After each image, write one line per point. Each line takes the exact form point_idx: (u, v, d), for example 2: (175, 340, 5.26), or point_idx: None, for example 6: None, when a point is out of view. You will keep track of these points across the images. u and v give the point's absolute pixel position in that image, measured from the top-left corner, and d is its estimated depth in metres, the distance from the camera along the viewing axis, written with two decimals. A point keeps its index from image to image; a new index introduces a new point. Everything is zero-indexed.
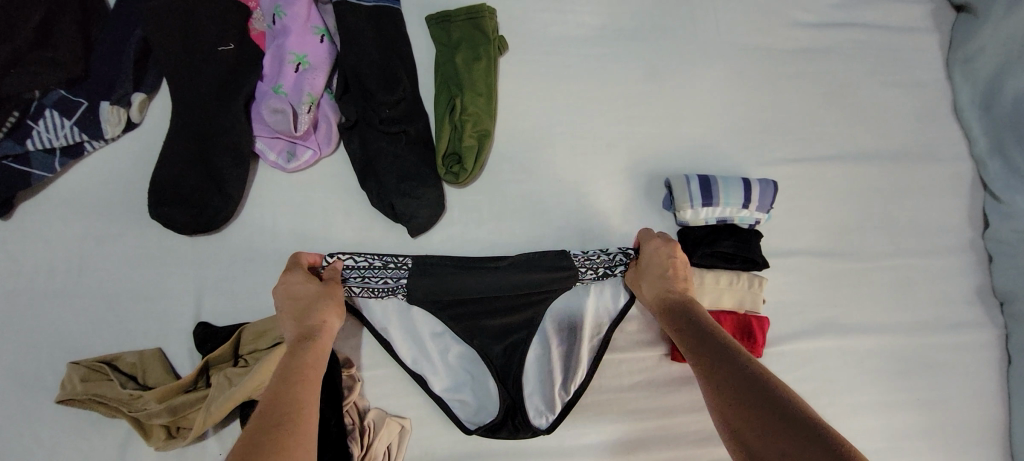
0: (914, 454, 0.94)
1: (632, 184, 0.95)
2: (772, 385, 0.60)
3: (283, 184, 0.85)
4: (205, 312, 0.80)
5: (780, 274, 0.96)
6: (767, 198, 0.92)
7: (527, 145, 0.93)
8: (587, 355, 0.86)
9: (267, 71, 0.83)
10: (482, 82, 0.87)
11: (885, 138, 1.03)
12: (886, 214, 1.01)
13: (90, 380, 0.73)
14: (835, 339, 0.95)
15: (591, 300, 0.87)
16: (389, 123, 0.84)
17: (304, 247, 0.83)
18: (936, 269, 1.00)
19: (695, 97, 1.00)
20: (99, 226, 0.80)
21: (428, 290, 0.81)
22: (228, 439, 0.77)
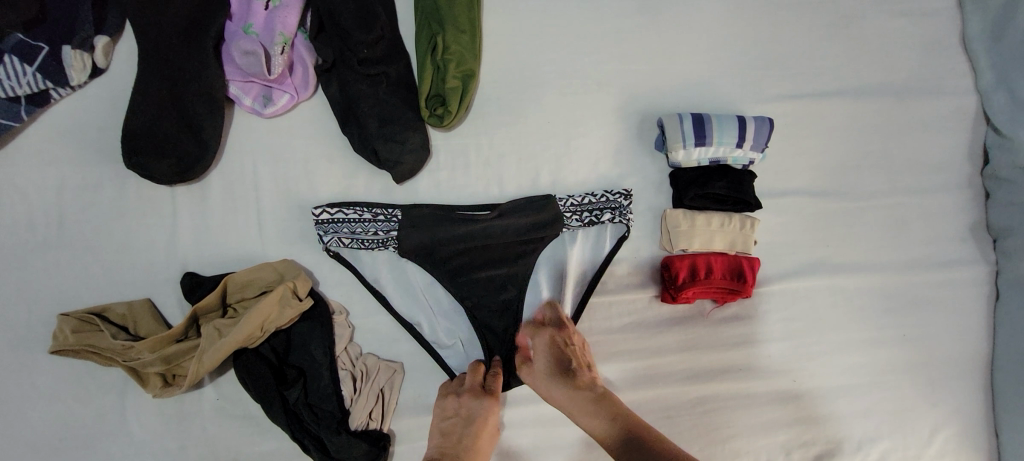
0: (896, 388, 0.96)
1: (623, 125, 0.92)
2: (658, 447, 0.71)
3: (261, 131, 0.82)
4: (191, 262, 0.79)
5: (773, 215, 0.95)
6: (762, 136, 0.89)
7: (514, 85, 0.90)
8: (573, 304, 0.87)
9: (235, 10, 0.79)
10: (465, 17, 0.83)
11: (888, 72, 0.99)
12: (883, 152, 0.98)
13: (82, 331, 0.73)
14: (825, 279, 0.95)
15: (578, 249, 0.87)
16: (368, 65, 0.80)
17: (287, 196, 0.82)
18: (931, 207, 0.99)
19: (690, 32, 0.95)
20: (74, 177, 0.77)
21: (421, 240, 0.81)
22: (223, 386, 0.79)
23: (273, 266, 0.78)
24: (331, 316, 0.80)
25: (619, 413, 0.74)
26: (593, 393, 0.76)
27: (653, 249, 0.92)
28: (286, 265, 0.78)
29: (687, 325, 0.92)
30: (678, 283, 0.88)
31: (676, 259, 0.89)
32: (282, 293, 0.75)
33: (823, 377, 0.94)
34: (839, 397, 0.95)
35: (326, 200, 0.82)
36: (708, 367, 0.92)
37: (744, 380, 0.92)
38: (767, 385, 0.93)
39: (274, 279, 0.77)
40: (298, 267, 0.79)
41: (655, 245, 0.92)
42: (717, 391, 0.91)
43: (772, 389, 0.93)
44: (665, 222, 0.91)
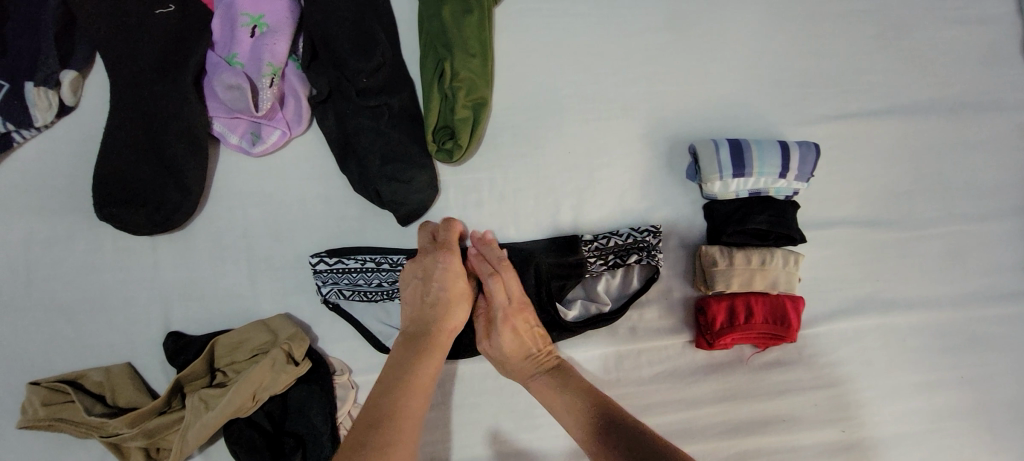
0: (955, 436, 0.87)
1: (651, 152, 0.83)
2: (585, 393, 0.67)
3: (251, 170, 0.73)
4: (176, 320, 0.71)
5: (818, 248, 0.86)
6: (808, 165, 0.80)
7: (530, 111, 0.81)
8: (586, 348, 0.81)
9: (218, 39, 0.71)
10: (475, 39, 0.74)
11: (943, 86, 0.90)
12: (938, 175, 0.89)
13: (53, 402, 0.65)
14: (877, 318, 0.86)
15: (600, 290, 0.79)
16: (367, 95, 0.71)
17: (281, 243, 0.73)
18: (992, 234, 0.89)
19: (725, 47, 0.86)
20: (44, 229, 0.69)
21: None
22: (214, 456, 0.70)
23: (265, 322, 0.70)
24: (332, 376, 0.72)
25: (589, 390, 0.68)
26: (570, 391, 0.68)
27: (685, 289, 0.84)
28: (280, 321, 0.70)
29: (724, 372, 0.84)
30: (714, 329, 0.79)
31: (712, 301, 0.80)
32: (274, 356, 0.67)
33: (875, 425, 0.85)
34: (893, 448, 0.85)
35: (324, 246, 0.74)
36: (749, 418, 0.83)
37: (788, 432, 0.83)
38: (814, 436, 0.84)
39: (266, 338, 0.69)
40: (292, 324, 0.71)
41: (689, 284, 0.84)
42: (759, 446, 0.82)
43: (819, 441, 0.84)
44: (700, 259, 0.82)
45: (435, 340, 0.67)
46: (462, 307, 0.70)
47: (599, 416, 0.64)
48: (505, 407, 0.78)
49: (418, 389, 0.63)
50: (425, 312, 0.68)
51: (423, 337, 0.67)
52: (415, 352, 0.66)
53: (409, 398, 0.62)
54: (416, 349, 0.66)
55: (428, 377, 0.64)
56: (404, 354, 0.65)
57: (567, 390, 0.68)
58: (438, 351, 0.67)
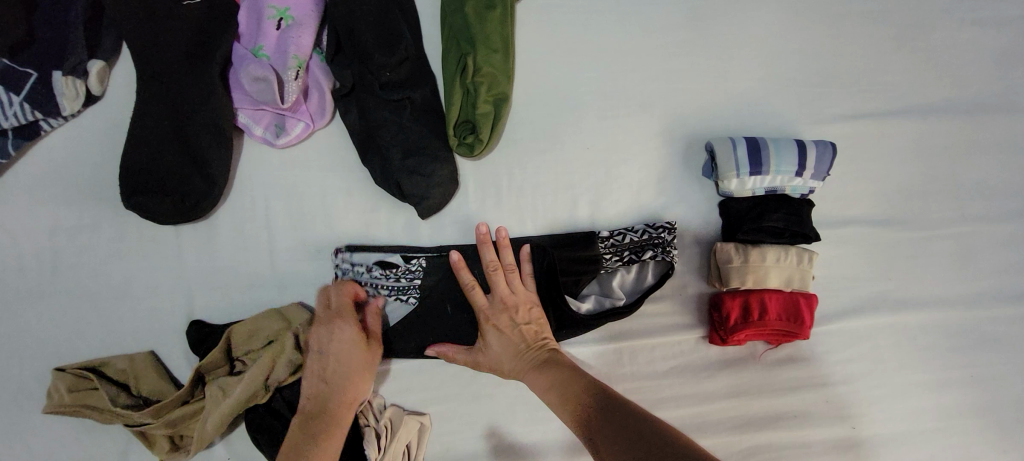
0: (963, 434, 0.88)
1: (668, 150, 0.84)
2: (592, 389, 0.66)
3: (274, 162, 0.74)
4: (199, 309, 0.72)
5: (831, 247, 0.87)
6: (825, 164, 0.80)
7: (550, 107, 0.81)
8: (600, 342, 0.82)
9: (244, 31, 0.71)
10: (497, 35, 0.74)
11: (959, 87, 0.90)
12: (952, 176, 0.90)
13: (79, 389, 0.66)
14: (889, 316, 0.87)
15: (616, 287, 0.79)
16: (390, 89, 0.72)
17: (303, 234, 0.74)
18: (1004, 235, 0.90)
19: (743, 45, 0.86)
20: (70, 217, 0.70)
21: (455, 292, 0.74)
22: (235, 444, 0.71)
23: (280, 312, 0.71)
24: None
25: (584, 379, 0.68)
26: (567, 380, 0.68)
27: (700, 285, 0.85)
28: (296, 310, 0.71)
29: (736, 367, 0.84)
30: (729, 326, 0.80)
31: (727, 297, 0.81)
32: (293, 347, 0.69)
33: (885, 423, 0.87)
34: (903, 444, 0.87)
35: (345, 238, 0.75)
36: (760, 414, 0.84)
37: (799, 428, 0.84)
38: (824, 432, 0.85)
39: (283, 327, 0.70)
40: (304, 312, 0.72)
41: (703, 281, 0.85)
42: (770, 441, 0.84)
43: (829, 437, 0.85)
44: (715, 256, 0.82)
45: (331, 417, 0.66)
46: (360, 381, 0.68)
47: (602, 413, 0.63)
48: (522, 400, 0.78)
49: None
50: (323, 385, 0.67)
51: (319, 418, 0.66)
52: (313, 434, 0.65)
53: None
54: (307, 432, 0.65)
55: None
56: (303, 431, 0.65)
57: (564, 379, 0.68)
58: (337, 428, 0.66)
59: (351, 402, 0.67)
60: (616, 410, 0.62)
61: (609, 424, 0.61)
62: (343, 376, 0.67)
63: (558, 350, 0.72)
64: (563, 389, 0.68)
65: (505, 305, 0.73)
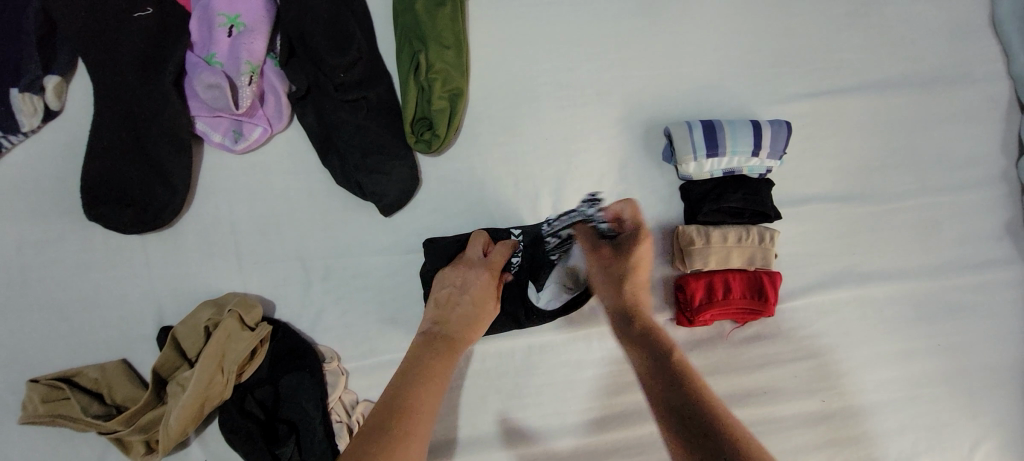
0: (932, 401, 0.89)
1: (627, 136, 0.85)
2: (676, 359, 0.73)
3: (235, 167, 0.75)
4: (168, 315, 0.73)
5: (794, 225, 0.88)
6: (780, 142, 0.82)
7: (507, 100, 0.83)
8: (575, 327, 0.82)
9: (196, 39, 0.72)
10: (448, 31, 0.76)
11: (913, 61, 0.92)
12: (911, 149, 0.91)
13: (51, 399, 0.67)
14: (853, 290, 0.89)
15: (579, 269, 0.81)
16: (345, 90, 0.73)
17: (267, 237, 0.75)
18: (965, 205, 0.91)
19: (697, 29, 0.87)
20: (36, 230, 0.71)
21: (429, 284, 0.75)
22: (211, 445, 0.73)
23: (232, 308, 0.70)
24: (320, 363, 0.73)
25: (678, 363, 0.72)
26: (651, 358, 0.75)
27: (665, 268, 0.86)
28: (256, 307, 0.72)
29: (704, 347, 0.86)
30: (693, 306, 0.81)
31: (691, 279, 0.82)
32: (243, 344, 0.69)
33: (855, 394, 0.88)
34: (872, 415, 0.88)
35: (309, 239, 0.76)
36: (731, 391, 0.85)
37: (769, 403, 0.86)
38: (794, 407, 0.86)
39: (237, 324, 0.69)
40: (259, 310, 0.72)
41: (668, 264, 0.86)
42: (742, 417, 0.85)
43: (799, 411, 0.86)
44: (677, 239, 0.83)
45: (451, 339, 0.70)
46: (482, 312, 0.73)
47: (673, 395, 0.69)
48: (493, 390, 0.80)
49: (429, 396, 0.66)
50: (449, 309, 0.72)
51: (436, 339, 0.70)
52: (432, 348, 0.69)
53: (427, 394, 0.66)
54: (429, 348, 0.69)
55: (434, 384, 0.67)
56: (421, 354, 0.69)
57: (657, 365, 0.73)
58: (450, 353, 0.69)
59: (473, 324, 0.72)
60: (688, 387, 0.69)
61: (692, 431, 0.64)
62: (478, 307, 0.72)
63: (654, 329, 0.78)
64: (656, 374, 0.72)
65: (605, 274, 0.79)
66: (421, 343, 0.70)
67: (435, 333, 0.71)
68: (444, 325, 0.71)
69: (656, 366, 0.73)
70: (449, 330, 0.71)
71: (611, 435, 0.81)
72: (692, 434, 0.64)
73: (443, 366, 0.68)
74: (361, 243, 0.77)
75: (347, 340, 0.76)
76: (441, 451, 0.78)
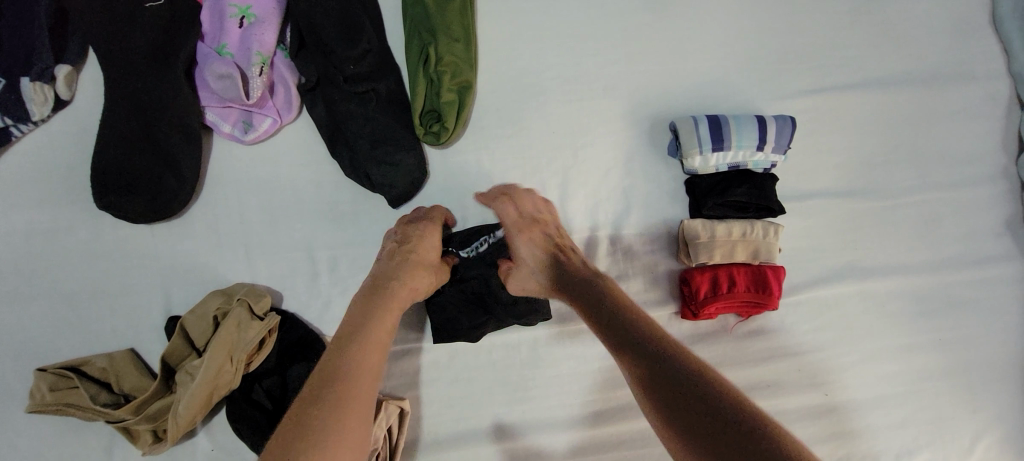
0: (934, 395, 0.90)
1: (633, 131, 0.85)
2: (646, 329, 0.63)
3: (243, 158, 0.76)
4: (176, 305, 0.73)
5: (797, 219, 0.89)
6: (785, 137, 0.82)
7: (515, 94, 0.83)
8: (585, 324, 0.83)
9: (207, 29, 0.73)
10: (458, 24, 0.76)
11: (915, 59, 0.93)
12: (913, 146, 0.92)
13: (60, 388, 0.67)
14: (856, 284, 0.89)
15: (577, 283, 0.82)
16: (355, 81, 0.73)
17: (275, 228, 0.76)
18: (964, 201, 0.93)
19: (703, 26, 0.88)
20: (45, 220, 0.72)
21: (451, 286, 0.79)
22: (218, 435, 0.73)
23: (241, 297, 0.70)
24: None
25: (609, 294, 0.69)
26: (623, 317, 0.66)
27: (670, 262, 0.86)
28: (264, 297, 0.72)
29: (709, 340, 0.87)
30: (698, 299, 0.82)
31: (696, 272, 0.83)
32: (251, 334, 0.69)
33: (858, 388, 0.89)
34: (873, 409, 0.89)
35: (318, 230, 0.77)
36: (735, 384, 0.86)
37: (772, 397, 0.87)
38: (797, 400, 0.87)
39: (245, 313, 0.69)
40: (268, 299, 0.72)
41: (673, 258, 0.86)
42: None
43: (802, 404, 0.87)
44: (683, 233, 0.84)
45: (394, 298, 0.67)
46: (424, 272, 0.70)
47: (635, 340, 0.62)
48: (498, 382, 0.81)
49: (371, 355, 0.61)
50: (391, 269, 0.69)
51: (378, 298, 0.66)
52: (374, 306, 0.65)
53: (365, 356, 0.60)
54: (370, 307, 0.65)
55: (383, 337, 0.64)
56: (359, 312, 0.65)
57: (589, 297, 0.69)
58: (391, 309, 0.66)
59: (410, 286, 0.69)
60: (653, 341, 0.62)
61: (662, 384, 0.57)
62: (422, 264, 0.71)
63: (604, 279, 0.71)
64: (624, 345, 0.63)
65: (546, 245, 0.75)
66: (366, 300, 0.66)
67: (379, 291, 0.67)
68: (388, 283, 0.67)
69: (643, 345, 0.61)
70: (394, 285, 0.67)
71: (617, 427, 0.81)
72: (674, 384, 0.56)
73: (387, 327, 0.65)
74: (369, 235, 0.78)
75: None
76: (448, 442, 0.79)
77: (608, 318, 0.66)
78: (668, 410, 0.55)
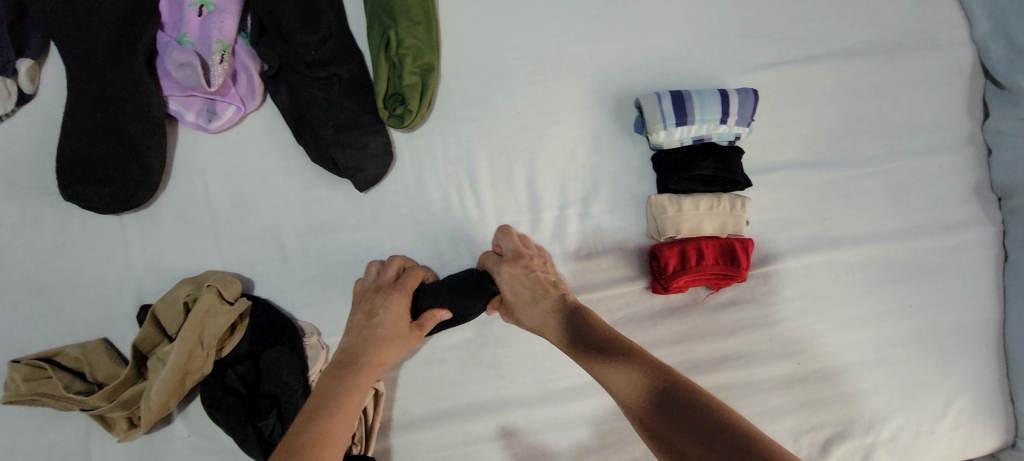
0: (906, 361, 0.91)
1: (599, 109, 0.86)
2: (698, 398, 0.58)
3: (210, 147, 0.76)
4: (148, 294, 0.74)
5: (766, 191, 0.90)
6: (747, 109, 0.83)
7: (480, 76, 0.84)
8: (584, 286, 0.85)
9: (167, 19, 0.73)
10: (418, 8, 0.77)
11: (877, 29, 0.94)
12: (878, 115, 0.93)
13: (33, 379, 0.68)
14: (825, 254, 0.90)
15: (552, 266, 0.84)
16: (317, 67, 0.74)
17: (245, 216, 0.77)
18: (931, 169, 0.94)
19: (666, 2, 0.89)
20: (13, 213, 0.72)
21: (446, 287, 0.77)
22: (195, 421, 0.74)
23: (209, 284, 0.71)
24: (300, 338, 0.75)
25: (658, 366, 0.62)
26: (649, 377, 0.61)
27: (640, 239, 0.87)
28: (234, 283, 0.72)
29: (681, 314, 0.87)
30: (668, 273, 0.82)
31: (665, 247, 0.83)
32: (221, 320, 0.70)
33: (830, 356, 0.90)
34: (847, 376, 0.90)
35: (287, 217, 0.78)
36: (709, 356, 0.87)
37: (746, 367, 0.88)
38: (770, 370, 0.88)
39: (214, 299, 0.70)
40: (237, 285, 0.72)
41: (644, 234, 0.87)
42: (719, 381, 0.87)
43: (776, 374, 0.88)
44: (651, 209, 0.85)
45: (365, 365, 0.68)
46: (391, 344, 0.71)
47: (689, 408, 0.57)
48: (473, 361, 0.82)
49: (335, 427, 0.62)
50: (360, 339, 0.70)
51: (346, 368, 0.68)
52: (340, 380, 0.67)
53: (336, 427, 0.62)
54: (337, 377, 0.67)
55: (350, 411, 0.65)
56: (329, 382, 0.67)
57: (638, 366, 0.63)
58: (366, 379, 0.68)
59: (376, 362, 0.69)
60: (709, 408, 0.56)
61: None
62: (388, 339, 0.71)
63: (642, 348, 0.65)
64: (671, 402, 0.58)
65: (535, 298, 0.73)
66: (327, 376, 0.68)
67: (350, 359, 0.69)
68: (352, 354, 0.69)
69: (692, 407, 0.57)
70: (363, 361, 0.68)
71: (590, 401, 0.83)
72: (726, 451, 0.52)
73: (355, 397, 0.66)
74: (339, 219, 0.79)
75: (330, 315, 0.78)
76: (424, 421, 0.80)
77: (666, 393, 0.59)
78: None
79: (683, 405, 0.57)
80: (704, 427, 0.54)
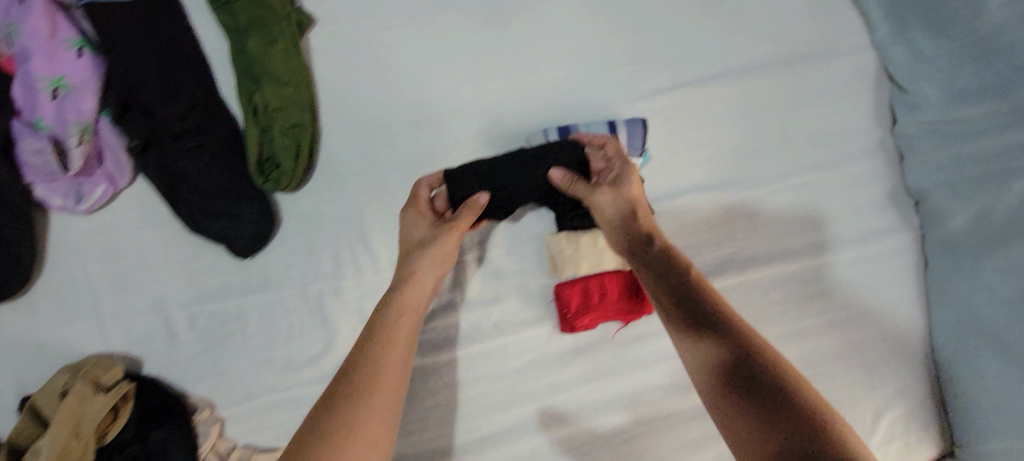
0: (832, 378, 0.89)
1: (490, 150, 0.84)
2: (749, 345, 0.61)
3: (86, 228, 0.75)
4: (30, 384, 0.73)
5: (670, 219, 0.88)
6: (636, 141, 0.82)
7: (362, 128, 0.82)
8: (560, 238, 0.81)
9: (21, 104, 0.70)
10: (283, 68, 0.75)
11: (775, 42, 0.92)
12: (783, 130, 0.91)
13: None
14: (737, 277, 0.88)
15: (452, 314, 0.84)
16: (184, 138, 0.74)
17: (126, 294, 0.75)
18: (843, 179, 0.92)
19: (552, 36, 0.87)
20: None
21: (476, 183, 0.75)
22: None
23: (87, 371, 0.70)
24: (188, 415, 0.74)
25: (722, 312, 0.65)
26: (736, 352, 0.61)
27: (543, 279, 0.86)
28: (114, 366, 0.72)
29: (592, 351, 0.86)
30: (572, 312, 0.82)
31: (567, 287, 0.82)
32: (99, 406, 0.68)
33: None
34: None
35: (170, 291, 0.76)
36: (624, 392, 0.85)
37: (664, 399, 0.86)
38: (689, 401, 0.86)
39: (90, 386, 0.69)
40: (119, 367, 0.72)
41: (547, 273, 0.86)
42: (636, 417, 0.85)
43: (695, 404, 0.86)
44: (550, 249, 0.83)
45: (379, 340, 0.65)
46: (407, 311, 0.68)
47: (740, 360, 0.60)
48: None
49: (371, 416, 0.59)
50: (393, 310, 0.68)
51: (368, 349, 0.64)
52: (354, 364, 0.63)
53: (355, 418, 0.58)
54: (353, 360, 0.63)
55: (382, 413, 0.60)
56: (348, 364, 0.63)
57: (698, 312, 0.65)
58: (392, 354, 0.64)
59: (391, 332, 0.65)
60: (757, 358, 0.60)
61: (772, 427, 0.54)
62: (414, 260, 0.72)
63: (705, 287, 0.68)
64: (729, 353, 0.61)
65: (624, 217, 0.74)
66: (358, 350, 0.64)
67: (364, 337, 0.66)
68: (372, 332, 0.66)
69: (746, 361, 0.60)
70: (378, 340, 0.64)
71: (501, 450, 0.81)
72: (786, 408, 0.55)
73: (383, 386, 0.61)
74: (226, 288, 0.77)
75: (222, 387, 0.76)
76: None
77: (724, 342, 0.62)
78: (741, 420, 0.56)
79: (774, 392, 0.57)
80: (761, 386, 0.57)
